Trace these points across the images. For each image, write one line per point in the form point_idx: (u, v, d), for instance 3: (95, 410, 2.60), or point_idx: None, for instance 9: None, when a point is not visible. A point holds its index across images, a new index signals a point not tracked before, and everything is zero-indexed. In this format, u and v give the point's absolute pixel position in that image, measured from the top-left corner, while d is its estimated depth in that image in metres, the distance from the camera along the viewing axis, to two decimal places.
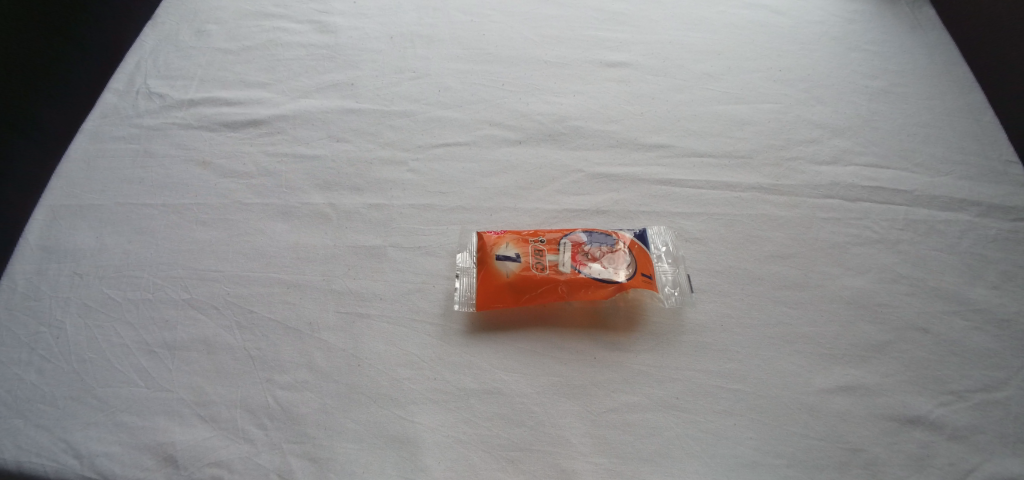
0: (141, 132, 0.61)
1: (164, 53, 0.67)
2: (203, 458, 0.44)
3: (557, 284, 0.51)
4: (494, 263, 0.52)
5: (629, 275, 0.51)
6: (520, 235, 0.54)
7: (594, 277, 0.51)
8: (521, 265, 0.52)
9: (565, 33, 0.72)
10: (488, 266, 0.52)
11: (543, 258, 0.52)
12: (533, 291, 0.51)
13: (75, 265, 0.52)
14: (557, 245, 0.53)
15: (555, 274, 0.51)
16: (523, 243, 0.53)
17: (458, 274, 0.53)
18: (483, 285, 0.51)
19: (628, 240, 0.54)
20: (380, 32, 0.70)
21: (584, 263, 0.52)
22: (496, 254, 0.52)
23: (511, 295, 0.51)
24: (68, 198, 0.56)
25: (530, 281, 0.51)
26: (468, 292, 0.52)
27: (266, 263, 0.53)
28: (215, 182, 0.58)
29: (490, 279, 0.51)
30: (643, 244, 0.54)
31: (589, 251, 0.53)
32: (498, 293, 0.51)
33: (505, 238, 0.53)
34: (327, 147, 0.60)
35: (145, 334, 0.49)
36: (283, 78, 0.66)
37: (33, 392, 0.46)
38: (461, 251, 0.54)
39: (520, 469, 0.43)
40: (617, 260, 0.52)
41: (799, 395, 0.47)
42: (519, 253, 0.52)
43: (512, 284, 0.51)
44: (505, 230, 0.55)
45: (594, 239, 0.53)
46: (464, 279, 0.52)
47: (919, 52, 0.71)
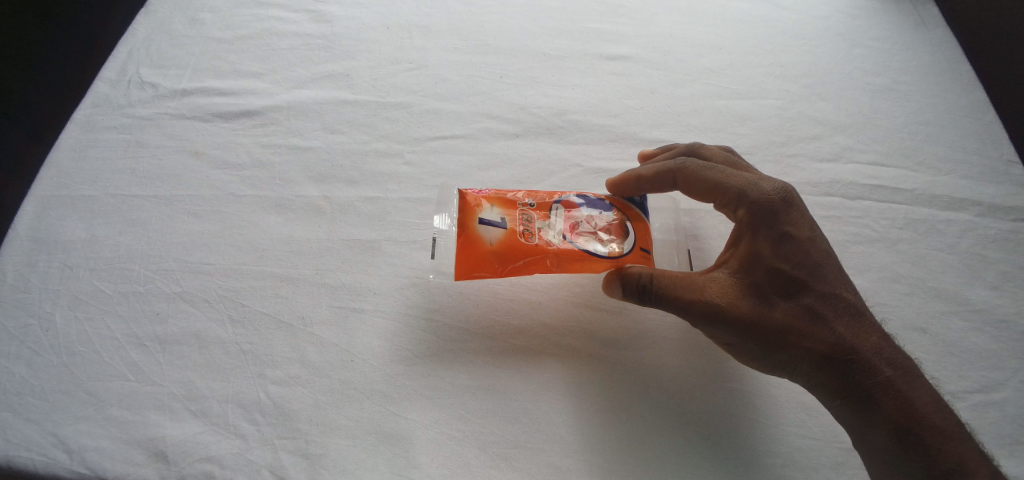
0: (133, 122, 0.59)
1: (156, 41, 0.64)
2: (193, 454, 0.44)
3: (547, 255, 0.47)
4: (477, 228, 0.47)
5: (629, 250, 0.48)
6: (505, 198, 0.49)
7: (587, 250, 0.47)
8: (506, 232, 0.47)
9: (564, 25, 0.69)
10: (469, 230, 0.47)
11: (532, 225, 0.48)
12: (518, 260, 0.47)
13: (65, 257, 0.51)
14: (547, 212, 0.49)
15: (545, 244, 0.47)
16: (509, 207, 0.49)
17: (436, 236, 0.49)
18: (464, 253, 0.47)
19: (624, 210, 0.50)
20: (375, 22, 0.67)
21: (577, 234, 0.48)
22: (478, 216, 0.48)
23: (495, 265, 0.47)
24: (58, 188, 0.55)
25: (516, 251, 0.47)
26: (445, 257, 0.49)
27: (259, 256, 0.52)
28: (207, 173, 0.56)
29: (472, 247, 0.47)
30: (642, 213, 0.51)
31: (583, 220, 0.49)
32: (480, 262, 0.47)
33: (489, 200, 0.49)
34: (322, 139, 0.59)
35: (135, 327, 0.49)
36: (277, 68, 0.63)
37: (22, 385, 0.46)
38: (440, 213, 0.51)
39: (514, 467, 0.44)
40: (614, 231, 0.49)
41: (796, 395, 0.47)
42: (505, 217, 0.48)
43: (495, 252, 0.47)
44: (487, 191, 0.50)
45: (588, 207, 0.50)
46: (440, 243, 0.49)
47: (928, 45, 0.69)
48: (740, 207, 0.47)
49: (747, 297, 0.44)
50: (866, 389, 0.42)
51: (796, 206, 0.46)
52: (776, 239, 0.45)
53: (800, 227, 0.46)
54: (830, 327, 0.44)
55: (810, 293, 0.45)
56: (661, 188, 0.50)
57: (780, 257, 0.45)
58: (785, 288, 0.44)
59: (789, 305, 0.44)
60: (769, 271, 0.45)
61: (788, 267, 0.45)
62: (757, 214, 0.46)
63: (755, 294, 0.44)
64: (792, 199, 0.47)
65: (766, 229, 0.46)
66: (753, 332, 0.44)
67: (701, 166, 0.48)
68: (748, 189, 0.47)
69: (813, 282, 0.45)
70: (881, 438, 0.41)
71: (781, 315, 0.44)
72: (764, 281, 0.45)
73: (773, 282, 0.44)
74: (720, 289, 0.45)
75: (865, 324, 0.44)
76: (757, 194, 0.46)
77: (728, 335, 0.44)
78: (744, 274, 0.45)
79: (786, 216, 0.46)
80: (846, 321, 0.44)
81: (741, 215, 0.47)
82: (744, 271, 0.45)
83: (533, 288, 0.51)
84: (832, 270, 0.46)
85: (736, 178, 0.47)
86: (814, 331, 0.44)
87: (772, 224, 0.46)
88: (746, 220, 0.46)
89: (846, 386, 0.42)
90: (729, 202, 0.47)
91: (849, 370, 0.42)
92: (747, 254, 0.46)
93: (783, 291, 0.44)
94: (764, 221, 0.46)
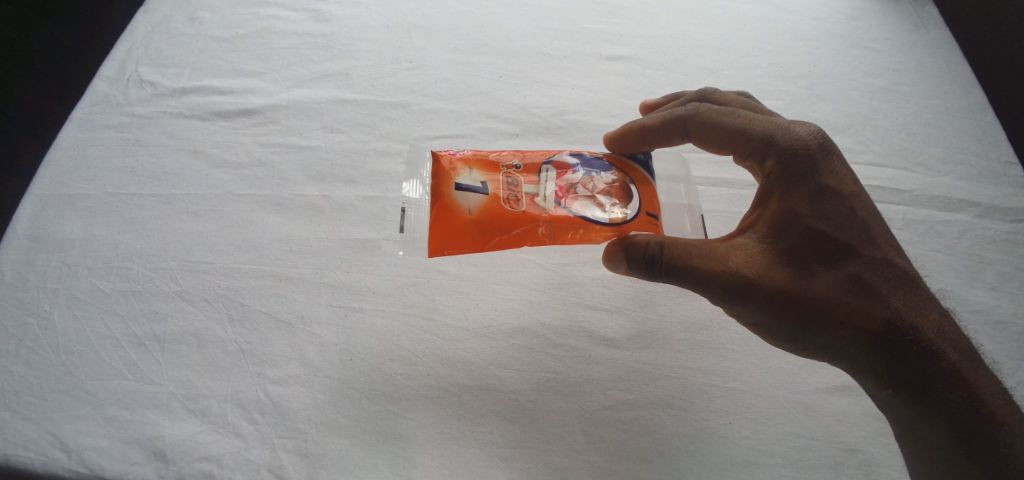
0: (132, 121, 0.58)
1: (155, 39, 0.63)
2: (192, 453, 0.44)
3: (536, 220, 0.43)
4: (455, 196, 0.43)
5: (632, 216, 0.44)
6: (485, 163, 0.45)
7: (582, 215, 0.43)
8: (487, 199, 0.43)
9: (564, 25, 0.69)
10: (445, 197, 0.44)
11: (518, 189, 0.44)
12: (502, 228, 0.43)
13: (63, 256, 0.51)
14: (536, 175, 0.45)
15: (533, 209, 0.43)
16: (491, 172, 0.45)
17: (404, 207, 0.45)
18: (442, 224, 0.43)
19: (621, 172, 0.46)
20: (375, 22, 0.67)
21: (570, 199, 0.44)
22: (455, 182, 0.44)
23: (477, 236, 0.43)
24: (57, 187, 0.55)
25: (499, 220, 0.43)
26: (417, 230, 0.44)
27: (258, 255, 0.52)
28: (206, 172, 0.56)
29: (450, 218, 0.43)
30: (649, 174, 0.47)
31: (576, 183, 0.45)
32: (460, 234, 0.43)
33: (468, 165, 0.45)
34: (321, 139, 0.59)
35: (134, 326, 0.49)
36: (276, 67, 0.63)
37: (21, 384, 0.46)
38: (410, 180, 0.46)
39: (514, 467, 0.44)
40: (613, 195, 0.45)
41: (796, 395, 0.47)
42: (486, 182, 0.44)
43: (476, 219, 0.43)
44: (464, 154, 0.46)
45: (582, 170, 0.45)
46: (411, 215, 0.45)
47: (927, 46, 0.69)
48: (769, 158, 0.44)
49: (782, 263, 0.42)
50: (916, 364, 0.40)
51: (830, 157, 0.44)
52: (815, 198, 0.43)
53: (838, 183, 0.43)
54: (880, 298, 0.41)
55: (851, 259, 0.42)
56: (667, 134, 0.48)
57: (820, 218, 0.42)
58: (823, 252, 0.42)
59: (828, 272, 0.42)
60: (806, 234, 0.42)
61: (827, 227, 0.42)
62: (795, 170, 0.43)
63: (795, 262, 0.42)
64: (827, 149, 0.44)
65: (804, 187, 0.43)
66: (792, 305, 0.41)
67: (717, 110, 0.46)
68: (781, 140, 0.44)
69: (853, 244, 0.42)
70: (936, 426, 0.39)
71: (819, 284, 0.41)
72: (800, 246, 0.42)
73: (810, 246, 0.42)
74: (750, 256, 0.42)
75: (913, 291, 0.42)
76: (793, 146, 0.43)
77: (764, 310, 0.41)
78: (777, 236, 0.43)
79: (824, 171, 0.43)
80: (900, 293, 0.41)
81: (770, 166, 0.44)
82: (777, 232, 0.43)
83: (532, 288, 0.51)
84: (880, 233, 0.43)
85: (760, 123, 0.45)
86: (862, 303, 0.41)
87: (806, 179, 0.43)
88: (776, 173, 0.44)
89: (900, 367, 0.40)
90: (756, 152, 0.45)
91: (903, 348, 0.40)
92: (779, 213, 0.43)
93: (820, 256, 0.42)
94: (801, 177, 0.43)
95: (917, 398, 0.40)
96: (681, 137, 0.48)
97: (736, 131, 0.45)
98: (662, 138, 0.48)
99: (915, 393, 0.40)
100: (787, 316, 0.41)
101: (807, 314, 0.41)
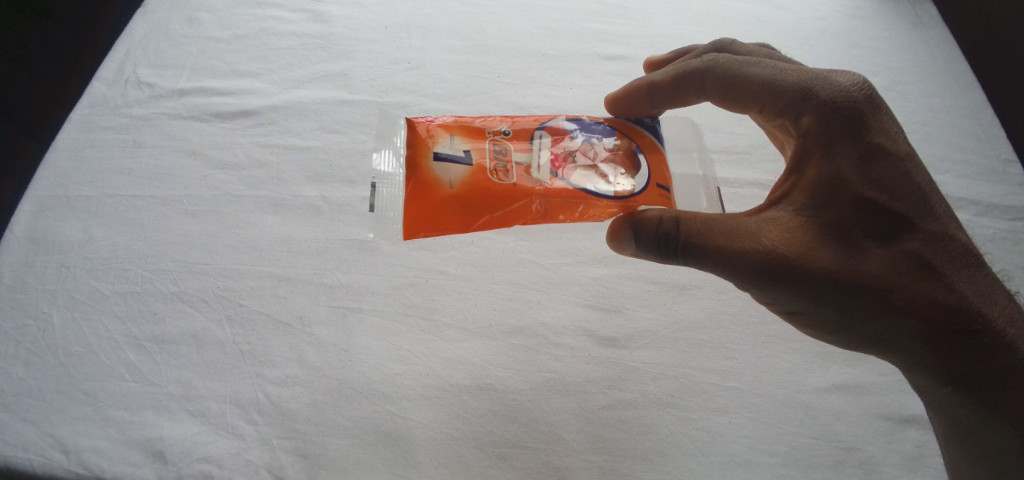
0: (131, 122, 0.59)
1: (154, 41, 0.64)
2: (191, 454, 0.44)
3: (528, 193, 0.40)
4: (435, 168, 0.40)
5: (641, 189, 0.42)
6: (468, 133, 0.42)
7: (584, 186, 0.41)
8: (471, 171, 0.40)
9: (563, 25, 0.69)
10: (424, 169, 0.40)
11: (508, 158, 0.41)
12: (488, 201, 0.40)
13: (63, 257, 0.51)
14: (528, 144, 0.42)
15: (526, 182, 0.41)
16: (474, 143, 0.42)
17: (374, 183, 0.41)
18: (422, 198, 0.40)
19: (622, 140, 0.44)
20: (374, 22, 0.67)
21: (569, 168, 0.42)
22: (434, 151, 0.41)
23: (460, 211, 0.40)
24: (56, 188, 0.55)
25: (484, 193, 0.40)
26: (390, 208, 0.41)
27: (257, 256, 0.52)
28: (206, 173, 0.56)
29: (430, 192, 0.40)
30: (656, 140, 0.45)
31: (576, 153, 0.43)
32: (442, 208, 0.40)
33: (449, 134, 0.42)
34: (320, 139, 0.59)
35: (133, 327, 0.49)
36: (275, 68, 0.63)
37: (20, 386, 0.46)
38: (381, 150, 0.43)
39: (513, 467, 0.44)
40: (615, 165, 0.42)
41: (795, 394, 0.47)
42: (470, 151, 0.41)
43: (458, 193, 0.40)
44: (443, 122, 0.43)
45: (581, 138, 0.43)
46: (382, 191, 0.41)
47: (926, 44, 0.69)
48: (805, 115, 0.41)
49: (825, 236, 0.39)
50: (980, 350, 0.37)
51: (872, 114, 0.41)
52: (863, 162, 0.40)
53: (887, 147, 0.41)
54: (939, 276, 0.38)
55: (901, 229, 0.39)
56: (679, 88, 0.47)
57: (870, 184, 0.39)
58: (871, 221, 0.39)
59: (876, 245, 0.39)
60: (852, 202, 0.39)
61: (872, 193, 0.39)
62: (842, 130, 0.40)
63: (845, 233, 0.39)
64: (867, 105, 0.41)
65: (852, 149, 0.40)
66: (839, 284, 0.38)
67: (741, 62, 0.44)
68: (823, 95, 0.41)
69: (903, 212, 0.39)
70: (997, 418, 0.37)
71: (869, 259, 0.38)
72: (846, 216, 0.39)
73: (857, 216, 0.39)
74: (787, 230, 0.39)
75: (972, 268, 0.39)
76: (838, 103, 0.41)
77: (807, 291, 0.38)
78: (820, 204, 0.39)
79: (873, 133, 0.40)
80: (960, 271, 0.39)
81: (807, 123, 0.41)
82: (820, 199, 0.39)
83: (531, 287, 0.51)
84: (935, 205, 0.40)
85: (790, 75, 0.42)
86: (920, 282, 0.38)
87: (848, 139, 0.40)
88: (815, 133, 0.41)
89: (961, 351, 0.38)
90: (789, 108, 0.42)
91: (966, 332, 0.37)
92: (821, 177, 0.40)
93: (870, 226, 0.39)
94: (848, 136, 0.40)
95: (981, 391, 0.38)
96: (695, 91, 0.47)
97: (767, 85, 0.43)
98: (673, 93, 0.47)
99: (968, 379, 0.38)
100: (834, 299, 0.38)
101: (856, 295, 0.38)
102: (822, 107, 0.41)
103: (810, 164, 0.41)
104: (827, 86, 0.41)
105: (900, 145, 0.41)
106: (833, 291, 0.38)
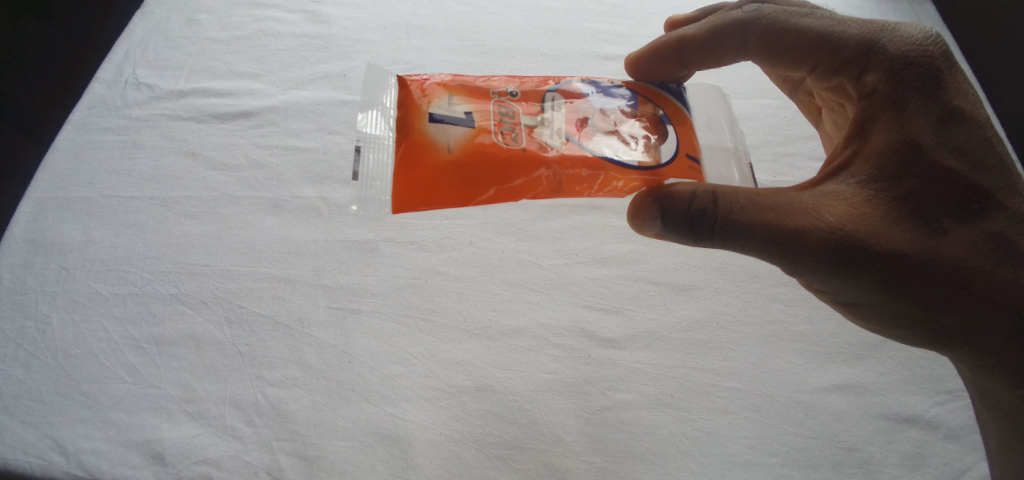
0: (129, 123, 0.58)
1: (153, 42, 0.63)
2: (191, 456, 0.44)
3: (534, 157, 0.39)
4: (430, 131, 0.38)
5: (668, 160, 0.40)
6: (466, 95, 0.41)
7: (603, 155, 0.40)
8: (469, 135, 0.39)
9: (562, 25, 0.69)
10: (417, 131, 0.39)
11: (516, 121, 0.40)
12: (490, 165, 0.38)
13: (62, 259, 0.51)
14: (540, 108, 0.41)
15: (533, 147, 0.39)
16: (474, 105, 0.40)
17: (359, 147, 0.39)
18: (416, 164, 0.38)
19: (643, 108, 0.42)
20: (373, 23, 0.67)
21: (587, 135, 0.40)
22: (429, 112, 0.39)
23: (456, 178, 0.38)
24: (55, 189, 0.54)
25: (483, 159, 0.38)
26: (376, 176, 0.39)
27: (256, 257, 0.52)
28: (205, 174, 0.56)
29: (425, 157, 0.38)
30: (683, 107, 0.43)
31: (594, 117, 0.41)
32: (437, 174, 0.38)
33: (446, 96, 0.40)
34: (318, 140, 0.59)
35: (133, 329, 0.49)
36: (274, 69, 0.63)
37: (19, 388, 0.46)
38: (367, 111, 0.41)
39: (512, 468, 0.45)
40: (638, 131, 0.41)
41: (795, 394, 0.47)
42: (468, 112, 0.40)
43: (456, 155, 0.38)
44: (440, 81, 0.41)
45: (596, 104, 0.42)
46: (367, 157, 0.39)
47: None
48: (867, 74, 0.41)
49: (897, 208, 0.38)
50: None
51: (944, 73, 0.41)
52: (937, 126, 0.40)
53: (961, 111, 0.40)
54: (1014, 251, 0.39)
55: (974, 200, 0.39)
56: (714, 40, 0.47)
57: (943, 148, 0.39)
58: (944, 190, 0.39)
59: (951, 218, 0.38)
60: (923, 169, 0.39)
61: (945, 158, 0.39)
62: (913, 92, 0.40)
63: (918, 201, 0.38)
64: (940, 60, 0.41)
65: (925, 113, 0.40)
66: (911, 261, 0.38)
67: (792, 12, 0.44)
68: (891, 54, 0.41)
69: (976, 180, 0.39)
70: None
71: (942, 235, 0.38)
72: (917, 185, 0.38)
73: (929, 183, 0.39)
74: (852, 202, 0.38)
75: None
76: (908, 62, 0.41)
77: (876, 265, 0.38)
78: (890, 169, 0.39)
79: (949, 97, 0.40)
80: None
81: (871, 81, 0.41)
82: (889, 164, 0.39)
83: (531, 288, 0.51)
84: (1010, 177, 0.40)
85: (851, 30, 0.43)
86: (992, 256, 0.38)
87: (917, 99, 0.40)
88: (882, 92, 0.41)
89: None
90: (849, 64, 0.42)
91: None
92: (890, 140, 0.39)
93: (945, 195, 0.39)
94: (920, 97, 0.40)
95: None
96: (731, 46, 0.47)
97: (823, 40, 0.43)
98: (709, 45, 0.47)
99: None
100: (904, 278, 0.38)
101: (927, 274, 0.38)
102: (886, 64, 0.41)
103: (875, 126, 0.40)
104: (889, 43, 0.42)
105: (975, 108, 0.41)
106: (905, 267, 0.38)
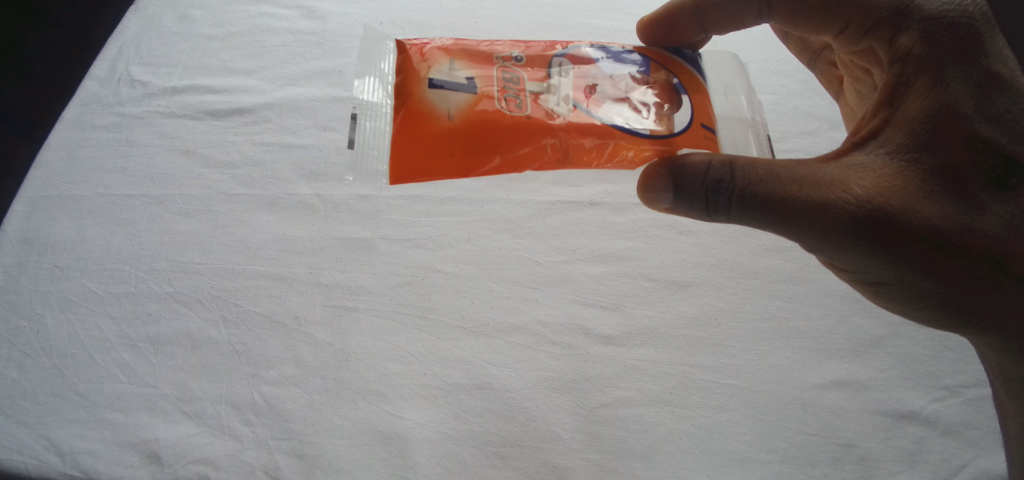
0: (123, 120, 0.58)
1: (146, 38, 0.63)
2: (188, 456, 0.44)
3: (535, 125, 0.38)
4: (431, 97, 0.37)
5: (680, 129, 0.39)
6: (468, 60, 0.40)
7: (611, 121, 0.39)
8: (471, 102, 0.37)
9: (559, 20, 0.68)
10: (416, 97, 0.37)
11: (520, 87, 0.39)
12: (490, 134, 0.37)
13: (55, 258, 0.51)
14: (545, 74, 0.40)
15: (539, 114, 0.38)
16: (476, 69, 0.39)
17: (355, 114, 0.38)
18: (416, 132, 0.37)
19: (655, 75, 0.41)
20: (369, 19, 0.66)
21: (595, 101, 0.39)
22: (428, 78, 0.38)
23: (457, 147, 0.37)
24: (48, 188, 0.54)
25: (484, 127, 0.37)
26: (373, 145, 0.38)
27: (252, 255, 0.51)
28: (199, 172, 0.56)
29: (425, 124, 0.37)
30: (698, 74, 0.43)
31: (603, 84, 0.40)
32: (438, 143, 0.37)
33: (447, 61, 0.39)
34: (314, 137, 0.58)
35: (128, 328, 0.48)
36: (269, 65, 0.62)
37: (14, 388, 0.46)
38: (363, 76, 0.39)
39: (510, 465, 0.44)
40: (648, 99, 0.40)
41: (793, 390, 0.47)
42: (470, 78, 0.38)
43: (456, 122, 0.37)
44: (440, 44, 0.40)
45: (605, 70, 0.41)
46: (363, 124, 0.38)
47: None
48: (901, 35, 0.40)
49: (927, 179, 0.37)
50: None
51: (984, 35, 0.39)
52: (974, 94, 0.38)
53: (1000, 77, 0.39)
54: None
55: (1007, 170, 0.38)
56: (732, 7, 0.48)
57: (978, 117, 0.38)
58: (975, 160, 0.38)
59: (981, 190, 0.37)
60: (956, 138, 0.37)
61: (979, 127, 0.38)
62: (949, 56, 0.39)
63: (949, 171, 0.37)
64: (980, 22, 0.39)
65: (963, 78, 0.38)
66: (937, 235, 0.37)
67: None
68: (929, 15, 0.39)
69: (1012, 151, 0.38)
70: None
71: (970, 207, 0.37)
72: (949, 155, 0.37)
73: (960, 153, 0.37)
74: (878, 172, 0.37)
75: None
76: (948, 23, 0.39)
77: (903, 238, 0.37)
78: (921, 137, 0.38)
79: (986, 62, 0.39)
80: None
81: (905, 43, 0.39)
82: (921, 132, 0.38)
83: (528, 285, 0.50)
84: None
85: None
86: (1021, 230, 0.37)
87: (953, 63, 0.38)
88: (917, 55, 0.39)
89: None
90: (881, 25, 0.41)
91: None
92: (923, 108, 0.38)
93: (975, 166, 0.38)
94: (956, 62, 0.38)
95: None
96: (747, 10, 0.47)
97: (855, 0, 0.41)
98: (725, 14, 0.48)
99: None
100: (929, 253, 0.37)
101: (952, 251, 0.37)
102: (921, 25, 0.39)
103: (908, 93, 0.39)
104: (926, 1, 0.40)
105: (1017, 74, 0.40)
106: (930, 240, 0.37)
